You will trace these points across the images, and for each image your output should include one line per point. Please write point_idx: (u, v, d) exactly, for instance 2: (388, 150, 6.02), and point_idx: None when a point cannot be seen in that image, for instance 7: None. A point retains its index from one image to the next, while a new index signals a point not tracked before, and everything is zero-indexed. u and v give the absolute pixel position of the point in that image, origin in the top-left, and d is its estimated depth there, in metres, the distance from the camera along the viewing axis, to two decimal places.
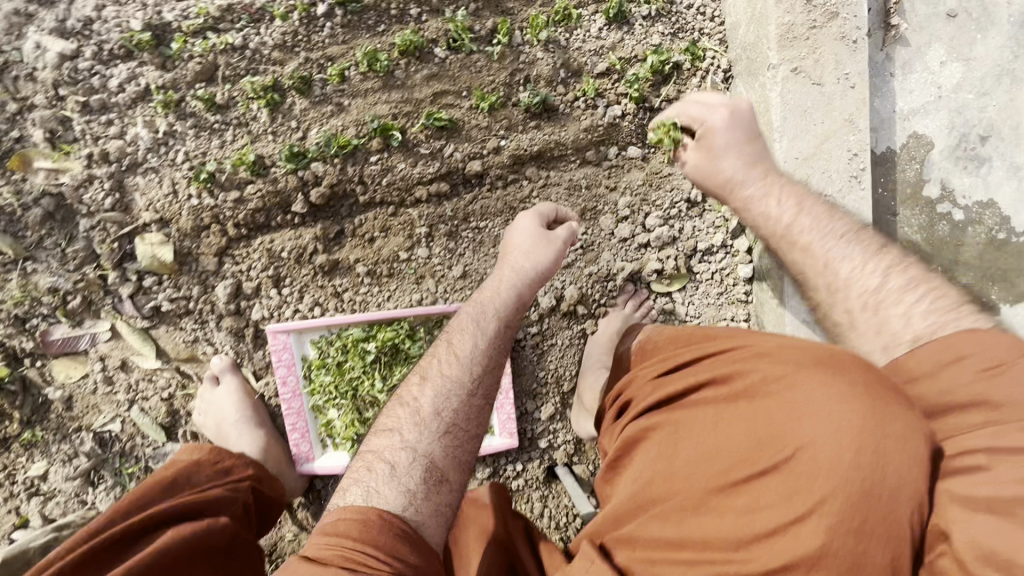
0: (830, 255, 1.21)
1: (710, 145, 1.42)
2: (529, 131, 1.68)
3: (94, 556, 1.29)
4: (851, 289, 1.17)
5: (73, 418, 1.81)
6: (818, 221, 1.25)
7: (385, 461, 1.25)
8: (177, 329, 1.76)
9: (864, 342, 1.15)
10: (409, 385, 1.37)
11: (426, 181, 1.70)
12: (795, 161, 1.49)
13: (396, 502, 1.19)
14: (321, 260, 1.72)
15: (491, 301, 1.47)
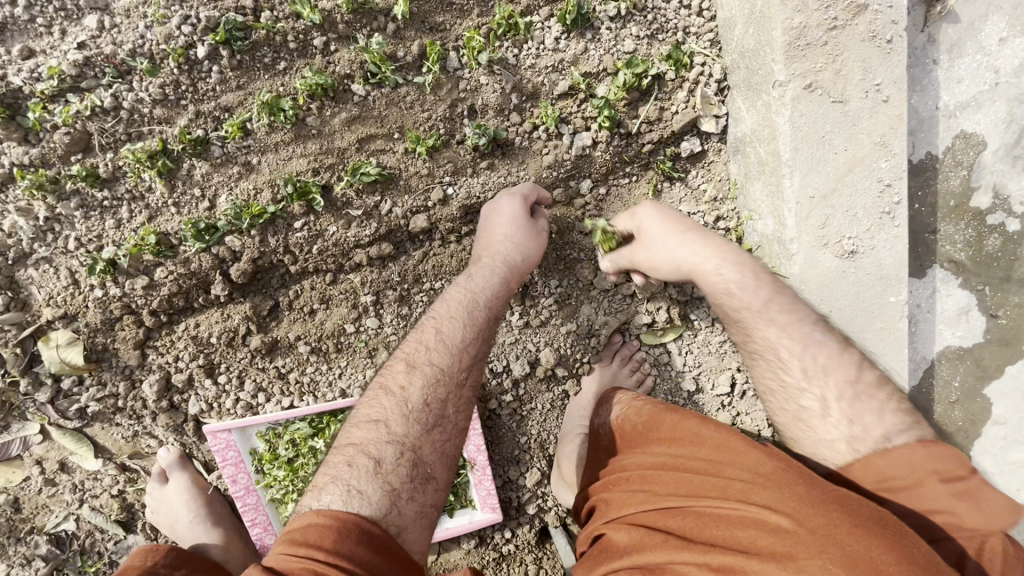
0: (810, 342, 1.09)
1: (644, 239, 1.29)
2: (481, 174, 1.38)
3: None
4: (830, 379, 1.07)
5: (21, 521, 1.67)
6: (797, 303, 1.14)
7: (359, 461, 1.00)
8: (114, 426, 1.57)
9: (821, 429, 1.05)
10: (384, 384, 1.12)
11: (365, 244, 1.42)
12: (807, 203, 1.19)
13: (379, 504, 0.96)
14: (255, 342, 1.48)
15: (487, 275, 1.26)
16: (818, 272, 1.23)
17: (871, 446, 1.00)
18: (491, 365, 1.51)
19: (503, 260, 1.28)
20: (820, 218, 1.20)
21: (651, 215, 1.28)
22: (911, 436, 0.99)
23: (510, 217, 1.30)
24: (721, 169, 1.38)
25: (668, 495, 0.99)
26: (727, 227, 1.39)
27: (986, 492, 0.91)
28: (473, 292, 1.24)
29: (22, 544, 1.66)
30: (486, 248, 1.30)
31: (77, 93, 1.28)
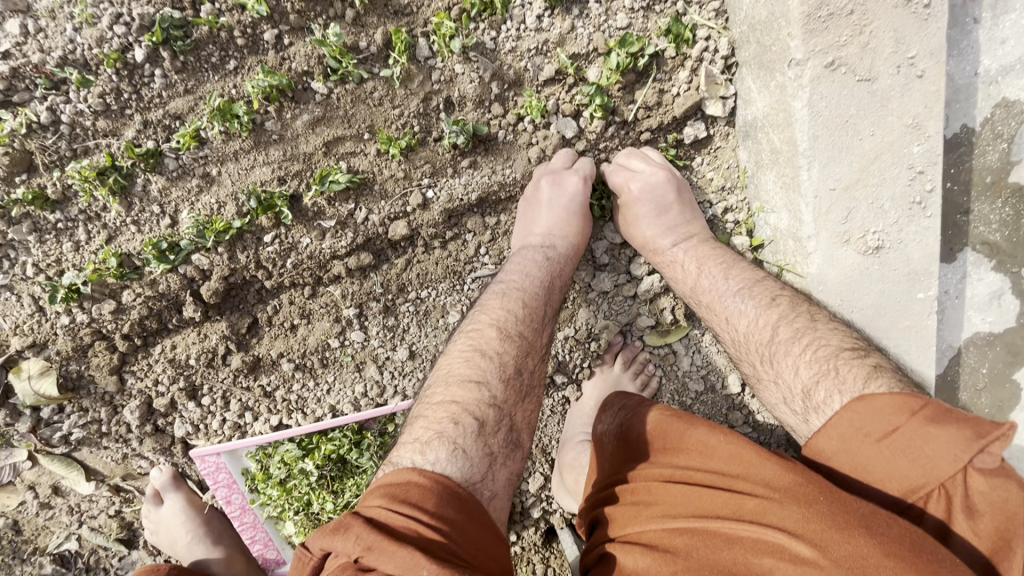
0: (727, 313, 1.11)
1: (626, 213, 1.23)
2: (463, 174, 1.26)
3: None
4: (750, 344, 1.08)
5: (24, 542, 1.65)
6: (716, 278, 1.14)
7: (464, 421, 0.99)
8: (103, 450, 1.52)
9: (767, 395, 1.07)
10: (479, 357, 1.08)
11: (342, 254, 1.32)
12: (828, 199, 1.06)
13: (479, 464, 0.95)
14: (236, 361, 1.41)
15: (560, 255, 1.22)
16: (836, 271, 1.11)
17: (802, 405, 0.98)
18: None
19: (570, 242, 1.23)
20: (841, 216, 1.07)
21: (638, 195, 1.18)
22: (826, 391, 0.93)
23: (573, 201, 1.21)
24: (730, 156, 1.24)
25: (663, 512, 0.87)
26: (733, 219, 1.26)
27: (924, 433, 0.79)
28: (550, 270, 1.21)
29: (26, 564, 1.66)
30: (556, 233, 1.22)
31: (10, 108, 1.15)
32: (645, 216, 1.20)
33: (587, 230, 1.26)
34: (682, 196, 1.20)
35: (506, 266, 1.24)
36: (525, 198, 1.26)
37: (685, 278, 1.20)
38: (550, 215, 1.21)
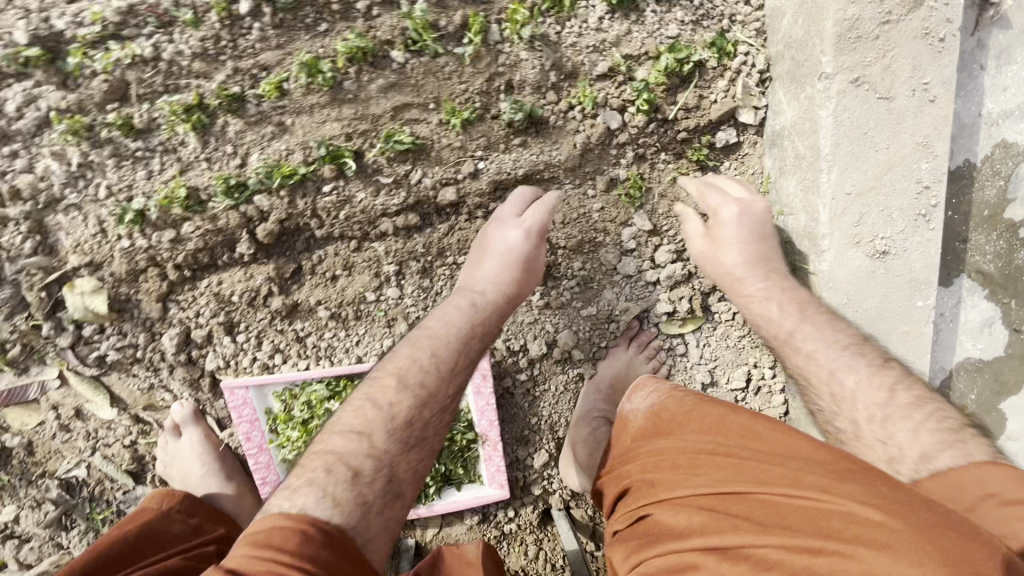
0: (836, 366, 1.08)
1: (715, 230, 1.29)
2: (513, 151, 1.38)
3: None
4: (827, 384, 1.09)
5: (36, 463, 1.70)
6: (815, 324, 1.14)
7: (369, 438, 1.08)
8: (131, 377, 1.59)
9: (817, 406, 1.11)
10: (402, 370, 1.17)
11: (392, 213, 1.43)
12: (842, 203, 1.18)
13: (384, 467, 1.05)
14: (277, 303, 1.50)
15: (492, 303, 1.29)
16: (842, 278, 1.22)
17: (870, 433, 1.02)
18: (508, 344, 1.52)
19: (505, 290, 1.30)
20: (853, 219, 1.19)
21: (732, 216, 1.28)
22: (917, 435, 0.97)
23: (511, 250, 1.30)
24: (755, 163, 1.37)
25: (704, 476, 0.94)
26: None
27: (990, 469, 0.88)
28: (484, 307, 1.29)
29: (36, 484, 1.71)
30: (513, 245, 1.30)
31: (118, 40, 1.30)
32: (734, 239, 1.27)
33: (537, 274, 1.35)
34: (772, 234, 1.27)
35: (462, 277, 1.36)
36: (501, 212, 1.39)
37: (778, 322, 1.17)
38: (516, 233, 1.31)
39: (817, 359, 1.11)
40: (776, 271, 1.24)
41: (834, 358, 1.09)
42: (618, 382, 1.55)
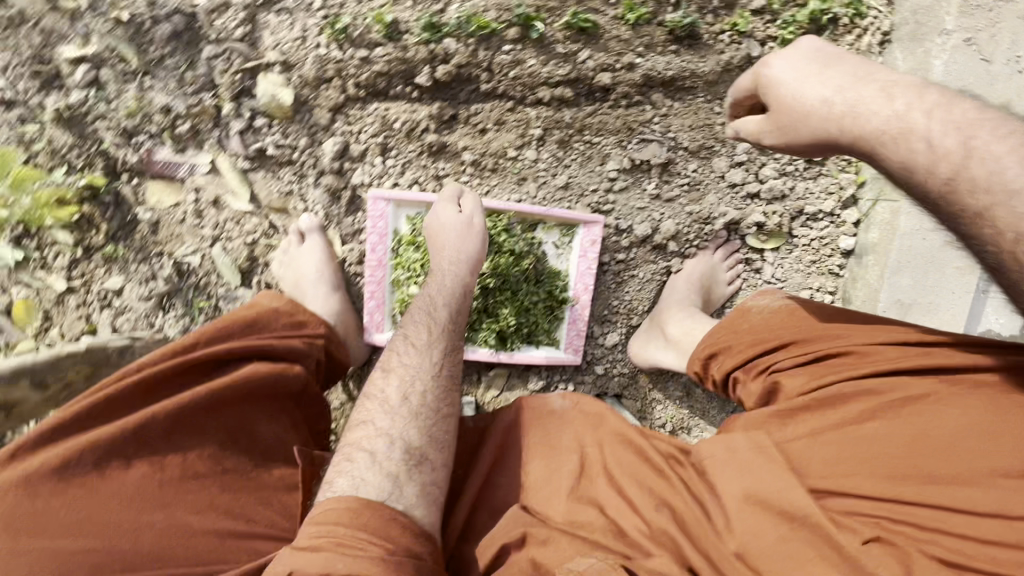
0: (988, 149, 0.88)
1: (776, 101, 1.05)
2: (666, 55, 1.65)
3: (164, 386, 1.30)
4: (962, 178, 0.89)
5: (156, 242, 1.84)
6: (928, 118, 0.92)
7: (386, 395, 1.32)
8: (274, 178, 1.77)
9: (1016, 214, 0.86)
10: (409, 332, 1.43)
11: (553, 83, 1.67)
12: (842, 102, 0.98)
13: (410, 422, 1.28)
14: (430, 139, 1.72)
15: (464, 269, 1.53)
16: (873, 132, 0.95)
17: None
18: (617, 223, 1.75)
19: (472, 253, 1.55)
20: (904, 100, 0.93)
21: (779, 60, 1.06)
22: None
23: (457, 225, 1.58)
24: None
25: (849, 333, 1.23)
26: (848, 160, 1.69)
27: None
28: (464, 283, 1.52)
29: (151, 261, 1.84)
30: (449, 222, 1.58)
31: None
32: (803, 79, 1.02)
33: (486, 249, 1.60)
34: (843, 53, 1.04)
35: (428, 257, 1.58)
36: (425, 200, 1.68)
37: (920, 158, 0.92)
38: (450, 216, 1.58)
39: (965, 180, 0.89)
40: (871, 79, 0.98)
41: (989, 167, 0.87)
42: (704, 280, 1.76)
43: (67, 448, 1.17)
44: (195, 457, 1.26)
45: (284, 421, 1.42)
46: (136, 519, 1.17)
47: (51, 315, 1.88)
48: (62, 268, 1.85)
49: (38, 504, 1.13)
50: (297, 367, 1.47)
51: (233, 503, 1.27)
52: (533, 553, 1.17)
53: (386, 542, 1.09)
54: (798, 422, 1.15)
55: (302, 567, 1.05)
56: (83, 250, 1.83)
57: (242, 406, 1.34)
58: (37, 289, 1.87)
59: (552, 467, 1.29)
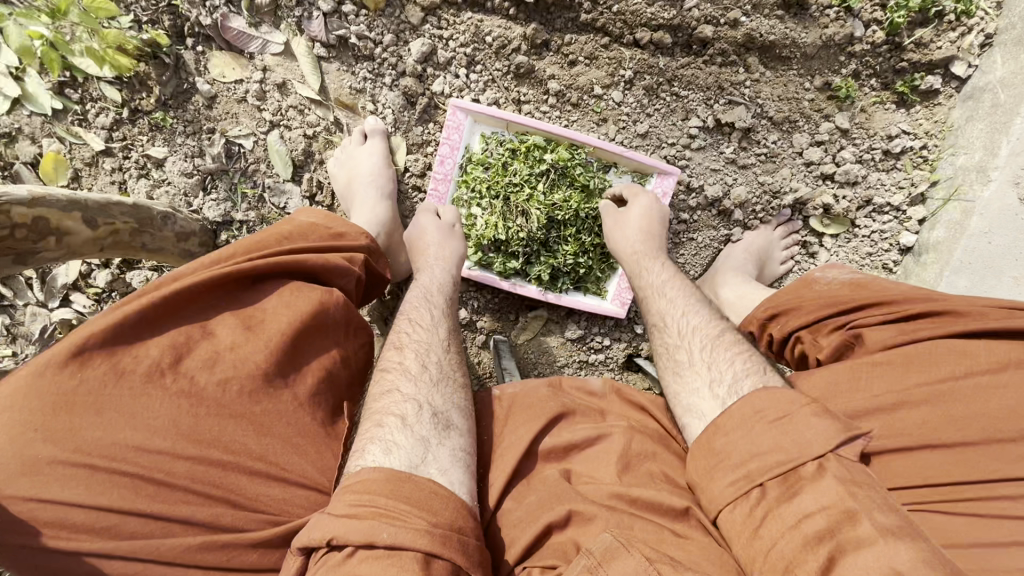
0: (687, 310, 1.32)
1: (610, 229, 1.58)
2: (771, 19, 1.62)
3: (194, 305, 1.07)
4: (697, 336, 1.24)
5: (209, 118, 1.71)
6: (675, 305, 1.35)
7: (405, 363, 1.21)
8: (348, 73, 1.71)
9: (687, 322, 1.29)
10: (412, 314, 1.35)
11: (655, 26, 1.63)
12: (640, 240, 1.51)
13: (433, 390, 1.16)
14: (519, 60, 1.67)
15: (452, 263, 1.51)
16: (657, 322, 1.36)
17: (733, 379, 1.09)
18: (689, 181, 1.73)
19: (456, 252, 1.53)
20: (655, 267, 1.47)
21: (642, 199, 1.58)
22: (732, 346, 1.19)
23: (438, 225, 1.56)
24: (943, 113, 1.68)
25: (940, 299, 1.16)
26: (925, 157, 1.70)
27: (808, 420, 0.89)
28: (451, 275, 1.49)
29: (201, 138, 1.71)
30: (424, 226, 1.56)
31: None
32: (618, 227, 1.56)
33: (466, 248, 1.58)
34: (653, 214, 1.55)
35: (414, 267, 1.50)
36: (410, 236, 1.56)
37: (651, 275, 1.46)
38: (426, 220, 1.58)
39: (644, 274, 1.48)
40: (648, 255, 1.50)
41: (682, 320, 1.30)
42: (762, 252, 1.76)
43: (88, 371, 0.94)
44: (228, 386, 1.01)
45: (331, 350, 1.18)
46: (164, 456, 0.93)
47: (80, 176, 1.72)
48: (102, 128, 1.69)
49: (57, 441, 0.89)
50: (336, 291, 1.22)
51: (270, 443, 1.02)
52: (579, 535, 1.00)
53: (431, 515, 0.88)
54: (873, 377, 1.05)
55: (346, 534, 0.84)
56: (130, 112, 1.68)
57: (292, 328, 1.11)
58: (69, 145, 1.70)
59: (598, 433, 1.17)
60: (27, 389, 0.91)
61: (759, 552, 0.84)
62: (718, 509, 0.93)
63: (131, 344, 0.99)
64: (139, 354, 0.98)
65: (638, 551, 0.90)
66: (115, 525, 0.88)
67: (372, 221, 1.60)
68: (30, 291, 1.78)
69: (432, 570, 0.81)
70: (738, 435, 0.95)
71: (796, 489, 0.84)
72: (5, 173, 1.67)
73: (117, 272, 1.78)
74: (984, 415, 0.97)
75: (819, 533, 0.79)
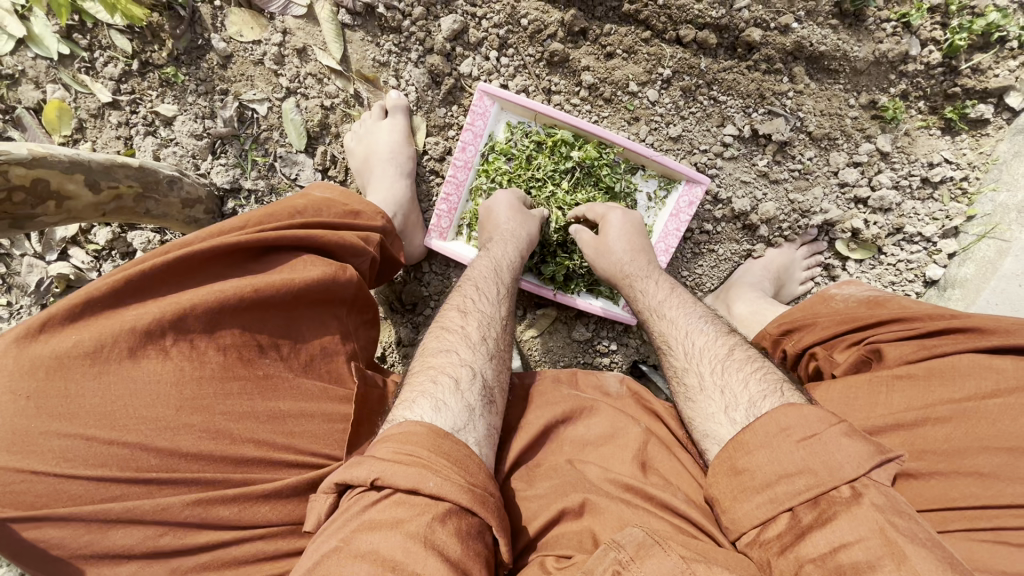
0: (690, 328, 1.26)
1: (593, 253, 1.47)
2: (824, 28, 1.53)
3: (201, 269, 1.02)
4: (705, 356, 1.18)
5: (223, 79, 1.63)
6: (683, 314, 1.30)
7: (466, 329, 1.16)
8: (373, 44, 1.62)
9: (697, 340, 1.23)
10: (478, 281, 1.30)
11: (700, 23, 1.53)
12: (630, 256, 1.43)
13: (484, 363, 1.11)
14: (553, 47, 1.58)
15: (521, 240, 1.43)
16: (661, 342, 1.29)
17: (743, 412, 1.03)
18: (717, 191, 1.67)
19: (528, 232, 1.45)
20: (650, 286, 1.39)
21: (617, 218, 1.48)
22: (753, 367, 1.12)
23: (514, 203, 1.49)
24: (990, 144, 1.61)
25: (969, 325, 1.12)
26: (965, 190, 1.63)
27: (837, 441, 0.86)
28: (521, 252, 1.41)
29: (212, 98, 1.63)
30: (502, 202, 1.48)
31: None
32: (598, 251, 1.46)
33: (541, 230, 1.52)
34: (640, 232, 1.47)
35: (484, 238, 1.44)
36: (483, 208, 1.52)
37: (651, 293, 1.38)
38: (507, 195, 1.50)
39: (637, 286, 1.40)
40: (642, 271, 1.42)
41: (694, 340, 1.23)
42: (783, 271, 1.70)
43: (85, 334, 0.88)
44: (231, 351, 0.98)
45: (332, 328, 1.15)
46: (167, 425, 0.89)
47: (84, 128, 1.64)
48: (110, 79, 1.60)
49: (52, 407, 0.84)
50: (349, 267, 1.18)
51: (274, 406, 1.00)
52: (596, 524, 1.02)
53: (468, 473, 0.85)
54: (892, 395, 1.02)
55: (391, 477, 0.80)
56: (139, 65, 1.59)
57: (291, 301, 1.07)
58: (75, 94, 1.62)
59: (610, 433, 1.17)
60: (15, 352, 0.85)
61: (785, 570, 0.82)
62: (743, 531, 0.91)
63: (136, 306, 0.94)
64: (136, 316, 0.92)
65: (674, 550, 0.84)
66: (115, 497, 0.85)
67: (389, 201, 1.57)
68: (27, 242, 1.72)
69: (464, 524, 0.80)
70: (763, 454, 0.92)
71: (830, 515, 0.82)
72: (7, 117, 1.60)
73: (117, 231, 1.72)
74: (1010, 434, 0.94)
75: (859, 565, 0.76)
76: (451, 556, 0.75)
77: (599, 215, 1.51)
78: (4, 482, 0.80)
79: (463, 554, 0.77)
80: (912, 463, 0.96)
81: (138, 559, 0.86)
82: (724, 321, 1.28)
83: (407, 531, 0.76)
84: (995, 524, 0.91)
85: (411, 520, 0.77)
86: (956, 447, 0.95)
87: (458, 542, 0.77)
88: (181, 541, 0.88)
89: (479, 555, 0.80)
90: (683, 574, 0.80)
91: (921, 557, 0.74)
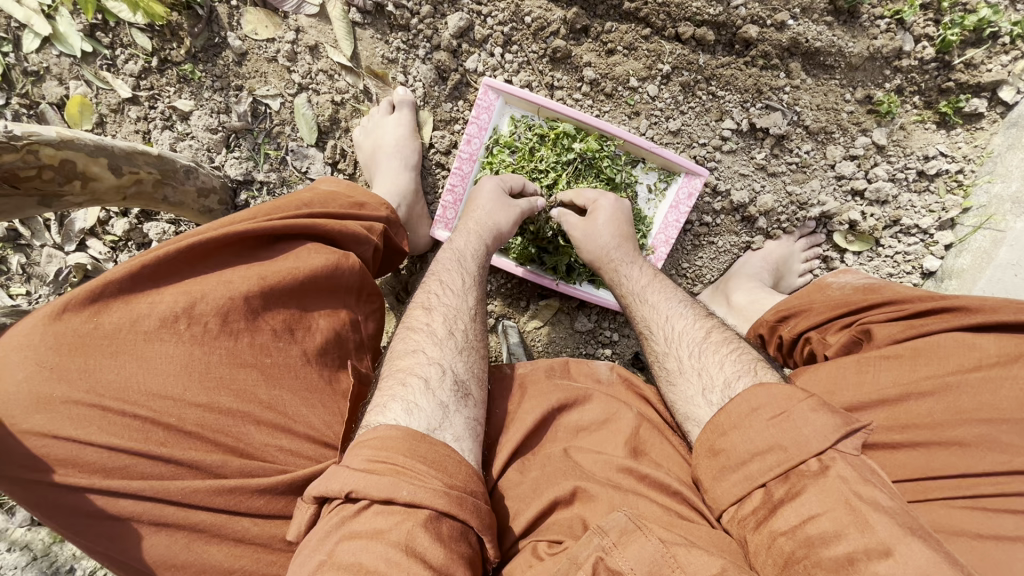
0: (669, 313, 1.29)
1: (579, 234, 1.49)
2: (819, 24, 1.58)
3: (215, 257, 1.07)
4: (683, 340, 1.22)
5: (238, 75, 1.69)
6: (662, 300, 1.34)
7: (433, 326, 1.18)
8: (382, 41, 1.68)
9: (675, 325, 1.26)
10: (443, 275, 1.32)
11: (698, 21, 1.58)
12: (615, 243, 1.45)
13: (453, 357, 1.14)
14: (556, 44, 1.64)
15: (496, 236, 1.43)
16: (643, 328, 1.32)
17: (718, 395, 1.06)
18: (716, 184, 1.71)
19: (504, 224, 1.44)
20: (634, 270, 1.43)
21: (608, 205, 1.50)
22: (728, 348, 1.16)
23: (491, 191, 1.47)
24: (984, 138, 1.64)
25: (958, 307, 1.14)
26: (960, 182, 1.67)
27: (805, 416, 0.89)
28: (496, 240, 1.44)
29: (227, 94, 1.69)
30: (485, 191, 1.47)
31: None
32: (587, 233, 1.48)
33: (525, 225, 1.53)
34: (626, 222, 1.49)
35: (454, 233, 1.45)
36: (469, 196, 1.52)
37: (635, 279, 1.42)
38: (492, 183, 1.49)
39: (620, 273, 1.44)
40: (628, 260, 1.45)
41: (672, 325, 1.27)
42: (780, 263, 1.74)
43: (105, 317, 0.93)
44: (240, 338, 1.01)
45: (339, 314, 1.19)
46: (177, 400, 0.93)
47: (104, 123, 1.70)
48: (130, 76, 1.67)
49: (71, 379, 0.87)
50: (351, 256, 1.22)
51: (276, 394, 1.03)
52: (586, 512, 1.04)
53: (445, 476, 0.88)
54: (879, 371, 1.04)
55: (365, 488, 0.83)
56: (158, 62, 1.66)
57: (301, 288, 1.11)
58: (96, 90, 1.69)
59: (605, 417, 1.19)
60: (42, 331, 0.89)
61: (760, 544, 0.85)
62: (723, 508, 0.94)
63: (154, 292, 0.98)
64: (154, 302, 0.96)
65: (655, 535, 0.87)
66: (123, 466, 0.88)
67: (393, 192, 1.61)
68: (47, 233, 1.78)
69: (444, 528, 0.82)
70: (737, 434, 0.95)
71: (799, 489, 0.84)
72: (32, 112, 1.67)
73: (134, 221, 1.78)
74: (988, 405, 0.96)
75: (822, 536, 0.78)
76: (433, 560, 0.78)
77: (589, 200, 1.53)
78: (26, 447, 0.85)
79: (447, 557, 0.80)
80: (898, 436, 0.99)
81: (146, 526, 0.89)
82: (703, 308, 1.32)
83: (388, 540, 0.78)
84: (972, 492, 0.94)
85: (391, 529, 0.80)
86: (936, 420, 0.98)
87: (440, 546, 0.80)
88: (186, 515, 0.91)
89: (464, 557, 0.83)
90: (664, 560, 0.83)
91: (883, 523, 0.76)
